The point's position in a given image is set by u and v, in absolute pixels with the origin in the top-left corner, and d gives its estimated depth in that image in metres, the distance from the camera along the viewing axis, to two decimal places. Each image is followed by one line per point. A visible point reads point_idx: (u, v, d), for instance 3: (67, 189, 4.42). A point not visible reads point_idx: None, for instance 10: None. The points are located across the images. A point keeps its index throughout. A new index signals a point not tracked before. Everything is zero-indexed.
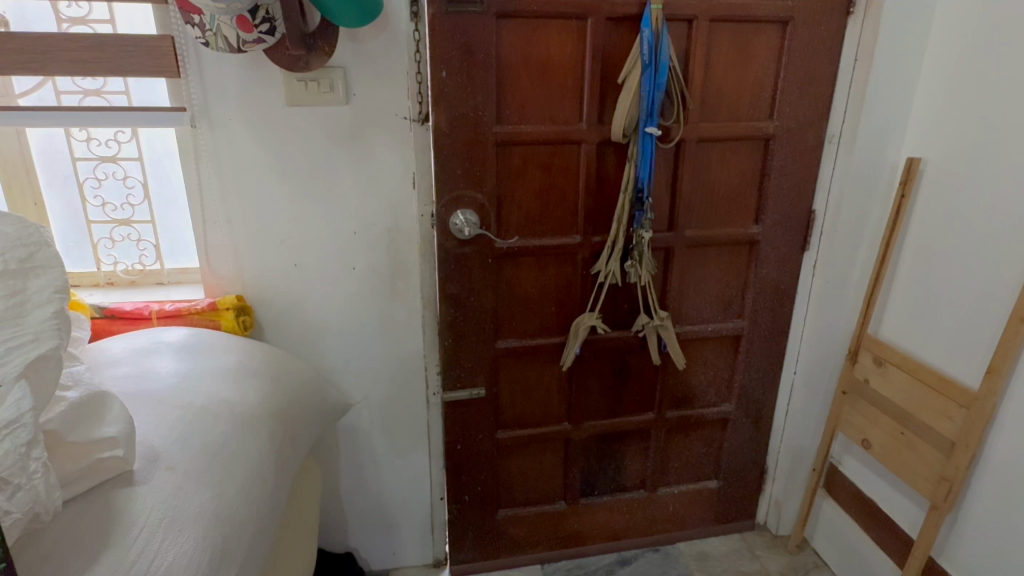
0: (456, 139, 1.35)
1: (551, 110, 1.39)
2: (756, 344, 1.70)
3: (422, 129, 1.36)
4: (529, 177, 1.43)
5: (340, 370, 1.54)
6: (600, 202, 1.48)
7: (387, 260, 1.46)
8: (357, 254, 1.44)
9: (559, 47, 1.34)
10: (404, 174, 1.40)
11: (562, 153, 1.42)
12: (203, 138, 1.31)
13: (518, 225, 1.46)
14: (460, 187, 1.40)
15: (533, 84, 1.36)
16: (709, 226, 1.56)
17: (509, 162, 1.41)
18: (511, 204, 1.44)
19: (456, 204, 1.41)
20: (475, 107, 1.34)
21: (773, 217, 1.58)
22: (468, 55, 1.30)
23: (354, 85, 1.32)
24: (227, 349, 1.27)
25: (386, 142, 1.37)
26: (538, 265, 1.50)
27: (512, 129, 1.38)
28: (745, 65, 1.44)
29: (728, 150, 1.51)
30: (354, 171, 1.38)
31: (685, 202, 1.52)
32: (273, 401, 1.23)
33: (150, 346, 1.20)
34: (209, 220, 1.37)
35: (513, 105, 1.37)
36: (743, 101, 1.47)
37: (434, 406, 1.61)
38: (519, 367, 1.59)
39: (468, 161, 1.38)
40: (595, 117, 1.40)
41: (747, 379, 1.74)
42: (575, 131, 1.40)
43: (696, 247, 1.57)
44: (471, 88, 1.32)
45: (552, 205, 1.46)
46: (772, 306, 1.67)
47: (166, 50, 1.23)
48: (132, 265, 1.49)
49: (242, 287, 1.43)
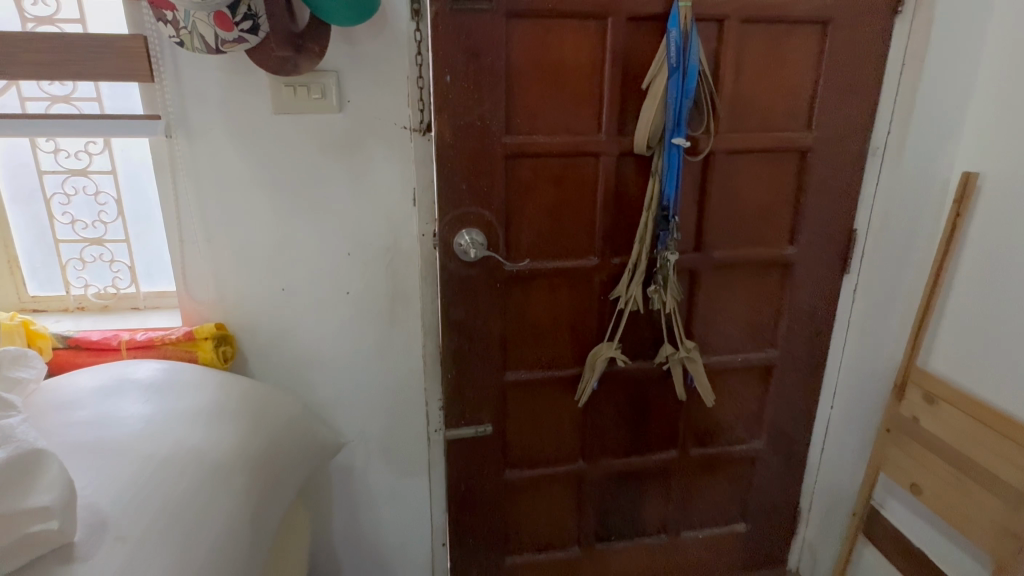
0: (461, 150, 1.21)
1: (566, 119, 1.25)
2: (788, 375, 1.55)
3: (423, 140, 1.23)
4: (543, 193, 1.29)
5: (331, 405, 1.39)
6: (620, 221, 1.34)
7: (385, 284, 1.32)
8: (352, 277, 1.30)
9: (576, 50, 1.21)
10: (403, 188, 1.26)
11: (579, 166, 1.28)
12: (179, 149, 1.17)
13: (529, 245, 1.31)
14: (466, 203, 1.25)
15: (546, 90, 1.22)
16: (739, 247, 1.42)
17: (519, 176, 1.27)
18: (522, 222, 1.30)
19: (460, 223, 1.26)
20: (483, 115, 1.20)
21: (810, 237, 1.43)
22: (475, 57, 1.16)
23: (349, 92, 1.19)
24: (205, 386, 1.13)
25: (384, 154, 1.24)
26: (551, 289, 1.36)
27: (523, 141, 1.24)
28: (781, 70, 1.30)
29: (762, 164, 1.36)
30: (350, 187, 1.24)
31: (713, 220, 1.37)
32: (253, 445, 1.07)
33: (118, 385, 1.06)
34: (188, 240, 1.24)
35: (525, 114, 1.23)
36: (779, 109, 1.33)
37: (435, 445, 1.46)
38: (529, 402, 1.44)
39: (475, 174, 1.23)
40: (616, 127, 1.26)
41: (779, 413, 1.59)
42: (593, 142, 1.26)
43: (725, 269, 1.42)
44: (479, 94, 1.18)
45: (566, 224, 1.32)
46: (808, 334, 1.52)
47: (139, 52, 1.11)
48: (104, 288, 1.35)
49: (222, 313, 1.29)
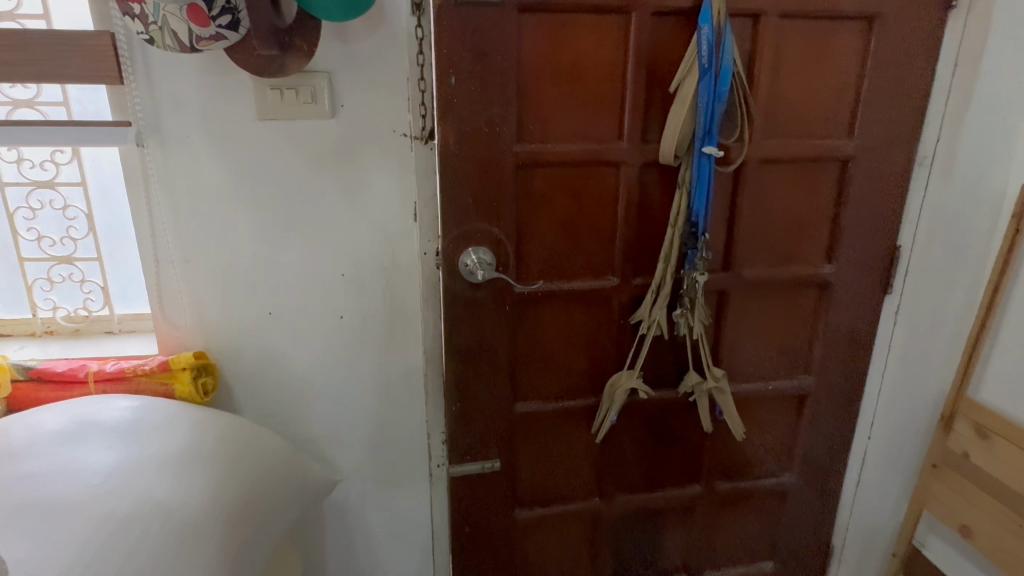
0: (468, 160, 1.08)
1: (584, 126, 1.12)
2: (823, 403, 1.42)
3: (425, 149, 1.11)
4: (558, 207, 1.16)
5: (323, 439, 1.26)
6: (643, 237, 1.21)
7: (383, 307, 1.20)
8: (346, 300, 1.18)
9: (595, 49, 1.09)
10: (403, 202, 1.14)
11: (598, 178, 1.16)
12: (153, 159, 1.05)
13: (542, 265, 1.19)
14: (473, 219, 1.12)
15: (562, 94, 1.10)
16: (772, 265, 1.29)
17: (532, 188, 1.14)
18: (534, 240, 1.17)
19: (466, 240, 1.13)
20: (492, 121, 1.07)
21: (849, 254, 1.31)
22: (483, 57, 1.04)
23: (342, 95, 1.06)
24: (177, 429, 1.00)
25: (382, 164, 1.11)
26: (566, 312, 1.23)
27: (536, 149, 1.11)
28: (821, 72, 1.18)
29: (799, 175, 1.23)
30: (344, 200, 1.12)
31: (745, 237, 1.24)
32: (227, 500, 0.94)
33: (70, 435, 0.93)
34: (164, 259, 1.11)
35: (538, 119, 1.10)
36: (818, 114, 1.20)
37: (438, 480, 1.34)
38: (541, 435, 1.31)
39: (482, 187, 1.10)
40: (639, 135, 1.14)
41: (812, 444, 1.46)
42: (613, 151, 1.14)
43: (757, 290, 1.30)
44: (487, 98, 1.06)
45: (583, 241, 1.19)
46: (845, 359, 1.39)
47: (105, 50, 0.99)
48: (75, 310, 1.23)
49: (203, 340, 1.16)
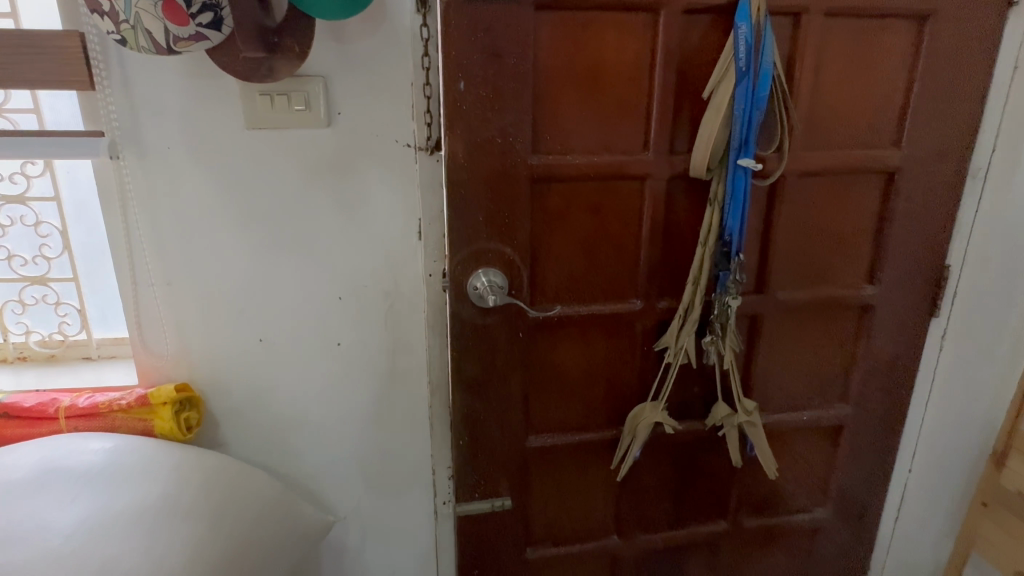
0: (478, 173, 0.98)
1: (606, 135, 1.02)
2: (861, 434, 1.31)
3: (431, 161, 1.01)
4: (576, 225, 1.06)
5: (319, 476, 1.16)
6: (669, 257, 1.11)
7: (385, 333, 1.09)
8: (345, 326, 1.08)
9: (620, 50, 0.98)
10: (406, 219, 1.03)
11: (621, 193, 1.05)
12: (129, 173, 0.95)
13: (558, 287, 1.09)
14: (484, 238, 1.02)
15: (583, 100, 0.99)
16: (808, 286, 1.18)
17: (549, 204, 1.04)
18: (551, 260, 1.07)
19: (475, 262, 1.03)
20: (505, 131, 0.97)
21: (894, 273, 1.19)
22: (495, 59, 0.93)
23: (338, 101, 0.96)
24: (151, 478, 0.90)
25: (383, 178, 1.01)
26: (584, 338, 1.13)
27: (554, 161, 1.01)
28: (867, 75, 1.07)
29: (840, 188, 1.12)
30: (341, 217, 1.02)
31: (779, 255, 1.14)
32: (201, 568, 0.84)
33: (27, 494, 0.84)
34: (143, 282, 1.01)
35: (556, 128, 1.00)
36: (863, 122, 1.09)
37: (443, 519, 1.23)
38: (556, 470, 1.20)
39: (494, 203, 1.00)
40: (666, 145, 1.03)
41: (849, 478, 1.34)
42: (638, 163, 1.03)
43: (792, 313, 1.19)
44: (500, 105, 0.95)
45: (604, 262, 1.09)
46: (886, 387, 1.28)
47: (74, 52, 0.88)
48: (50, 335, 1.13)
49: (187, 369, 1.06)
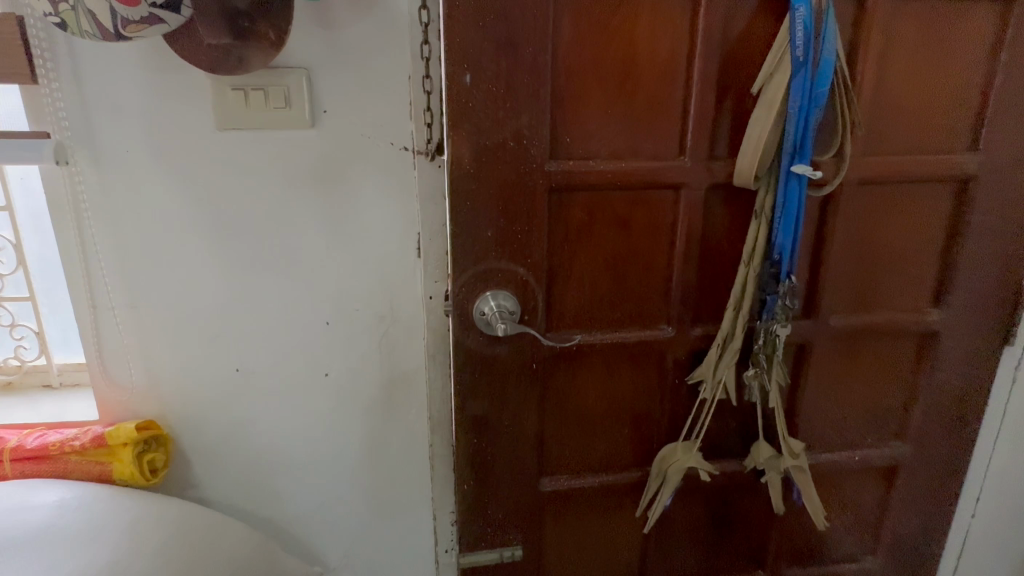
0: (486, 181, 0.84)
1: (636, 138, 0.87)
2: (919, 476, 1.16)
3: (432, 167, 0.86)
4: (600, 241, 0.92)
5: (306, 520, 1.03)
6: (705, 277, 0.96)
7: (379, 362, 0.96)
8: (333, 354, 0.95)
9: (653, 39, 0.84)
10: (403, 234, 0.90)
11: (651, 204, 0.91)
12: (82, 181, 0.82)
13: (578, 312, 0.94)
14: (493, 257, 0.88)
15: (609, 96, 0.85)
16: (864, 311, 1.03)
17: (568, 217, 0.89)
18: (570, 281, 0.93)
19: (482, 284, 0.89)
20: (518, 133, 0.83)
21: (963, 297, 1.04)
22: (508, 48, 0.79)
23: (324, 97, 0.82)
24: (106, 540, 0.78)
25: (377, 187, 0.87)
26: (607, 369, 0.98)
27: (575, 168, 0.86)
28: (941, 68, 0.91)
29: (905, 200, 0.97)
30: (329, 232, 0.88)
31: (832, 276, 0.99)
32: None
33: None
34: (102, 306, 0.88)
35: (578, 129, 0.86)
36: (935, 123, 0.94)
37: (445, 568, 1.09)
38: (573, 516, 1.06)
39: (505, 216, 0.86)
40: (706, 150, 0.89)
41: (904, 524, 1.19)
42: (672, 169, 0.89)
43: (845, 340, 1.04)
44: (513, 102, 0.81)
45: (630, 283, 0.95)
46: (948, 424, 1.13)
47: (12, 41, 0.76)
48: (6, 360, 1.01)
49: (155, 405, 0.93)
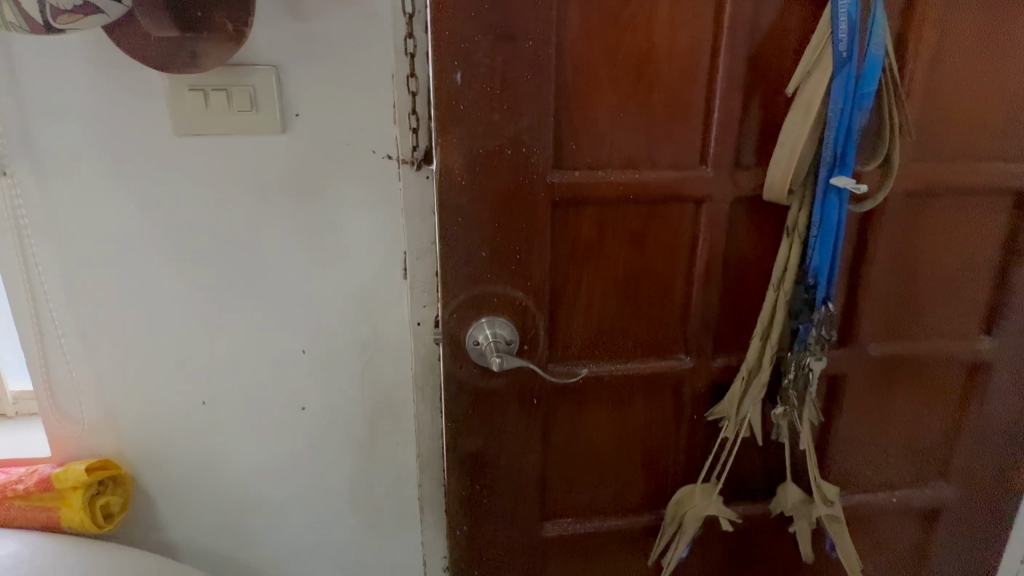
0: (480, 195, 0.74)
1: (651, 145, 0.77)
2: (964, 519, 1.04)
3: (419, 178, 0.75)
4: (610, 261, 0.81)
5: (283, 565, 0.93)
6: (728, 302, 0.85)
7: (362, 395, 0.86)
8: (311, 386, 0.85)
9: (672, 32, 0.73)
10: (388, 253, 0.80)
11: (668, 220, 0.81)
12: (23, 194, 0.73)
13: (585, 341, 0.84)
14: (488, 279, 0.77)
15: (621, 98, 0.74)
16: (907, 338, 0.92)
17: (574, 234, 0.79)
18: (576, 306, 0.82)
19: (476, 309, 0.78)
20: (516, 140, 0.72)
21: (1020, 322, 0.92)
22: (505, 41, 0.69)
23: (295, 98, 0.72)
24: None
25: (357, 200, 0.77)
26: (617, 403, 0.88)
27: (582, 179, 0.76)
28: (1003, 66, 0.79)
29: (956, 214, 0.86)
30: (304, 251, 0.78)
31: (872, 300, 0.88)
32: None
33: None
34: (49, 332, 0.79)
35: (585, 135, 0.75)
36: (994, 128, 0.82)
37: None
38: (578, 562, 0.96)
39: (501, 234, 0.76)
40: (731, 160, 0.78)
41: (945, 570, 1.07)
42: (693, 180, 0.78)
43: (884, 371, 0.93)
44: (510, 104, 0.71)
45: (644, 308, 0.84)
46: (998, 462, 1.01)
47: None
48: None
49: (112, 441, 0.84)
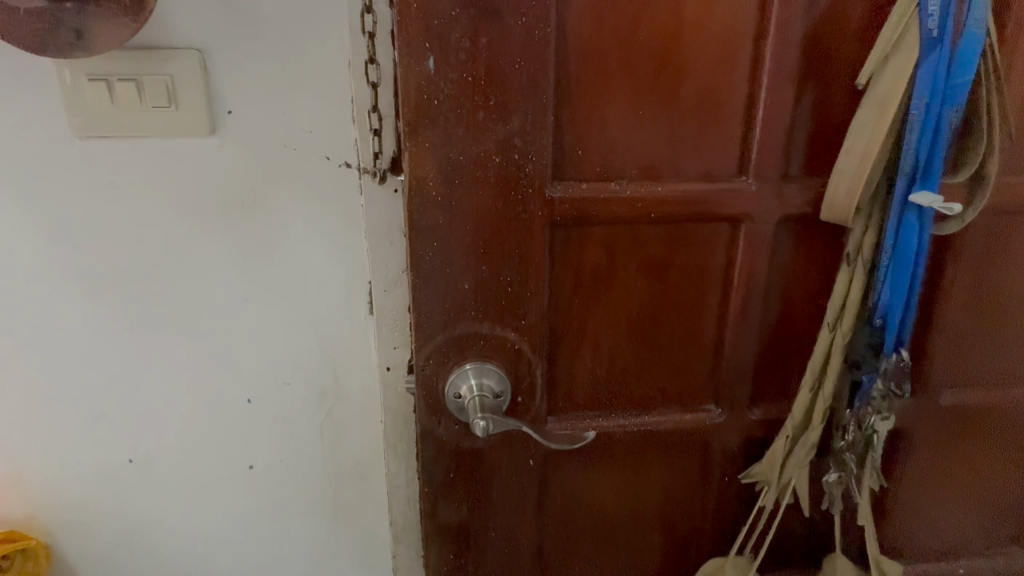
0: (460, 214, 0.58)
1: (678, 151, 0.61)
2: None
3: (384, 192, 0.61)
4: (623, 295, 0.65)
5: None
6: (769, 343, 0.70)
7: (322, 452, 0.71)
8: (259, 442, 0.70)
9: (707, 6, 0.57)
10: (349, 285, 0.64)
11: (696, 245, 0.65)
12: None
13: (592, 390, 0.69)
14: (473, 319, 0.62)
15: (640, 92, 0.59)
16: (987, 386, 0.75)
17: (580, 261, 0.63)
18: (581, 349, 0.67)
19: (457, 355, 0.63)
20: (506, 145, 0.57)
21: None
22: (490, 16, 0.53)
23: (226, 92, 0.57)
24: None
25: (309, 220, 0.62)
26: (632, 462, 0.72)
27: (590, 194, 0.60)
28: None
29: None
30: (245, 282, 0.63)
31: (946, 340, 0.71)
32: None
33: None
34: None
35: (594, 139, 0.59)
36: None
37: None
38: None
39: (488, 262, 0.60)
40: (777, 169, 0.62)
41: None
42: (729, 195, 0.62)
43: (960, 425, 0.76)
44: (498, 99, 0.55)
45: (666, 351, 0.68)
46: None
47: None
48: None
49: (19, 507, 0.69)
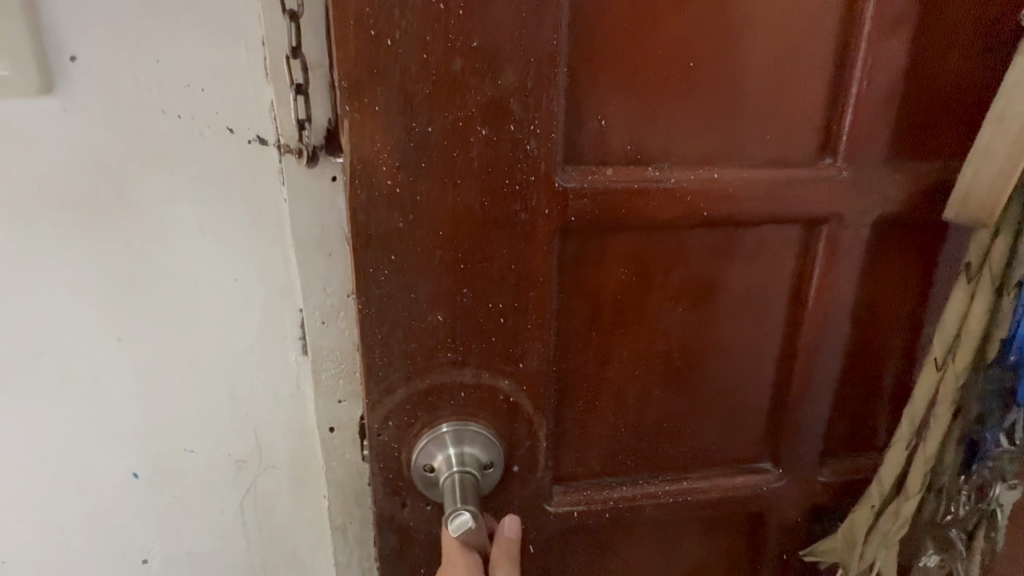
0: (428, 216, 0.39)
1: (743, 123, 0.43)
2: None
3: (317, 181, 0.41)
4: (657, 327, 0.47)
5: None
6: (844, 382, 0.52)
7: (246, 539, 0.52)
8: (153, 529, 0.51)
9: None
10: (270, 315, 0.45)
11: (756, 257, 0.47)
12: None
13: (613, 451, 0.51)
14: (448, 365, 0.43)
15: (694, 37, 0.40)
16: None
17: (600, 279, 0.45)
18: (600, 399, 0.49)
19: (426, 415, 0.44)
20: (498, 111, 0.38)
21: None
22: None
23: (69, 28, 0.37)
24: None
25: (208, 223, 0.42)
26: (663, 540, 0.55)
27: (617, 186, 0.42)
28: None
29: None
30: (117, 314, 0.44)
31: None
32: None
33: None
34: None
35: (626, 105, 0.41)
36: None
37: None
38: None
39: (472, 283, 0.41)
40: (872, 148, 0.45)
41: None
42: (808, 187, 0.44)
43: None
44: (485, 40, 0.36)
45: (712, 397, 0.51)
46: None
47: None
48: None
49: None
